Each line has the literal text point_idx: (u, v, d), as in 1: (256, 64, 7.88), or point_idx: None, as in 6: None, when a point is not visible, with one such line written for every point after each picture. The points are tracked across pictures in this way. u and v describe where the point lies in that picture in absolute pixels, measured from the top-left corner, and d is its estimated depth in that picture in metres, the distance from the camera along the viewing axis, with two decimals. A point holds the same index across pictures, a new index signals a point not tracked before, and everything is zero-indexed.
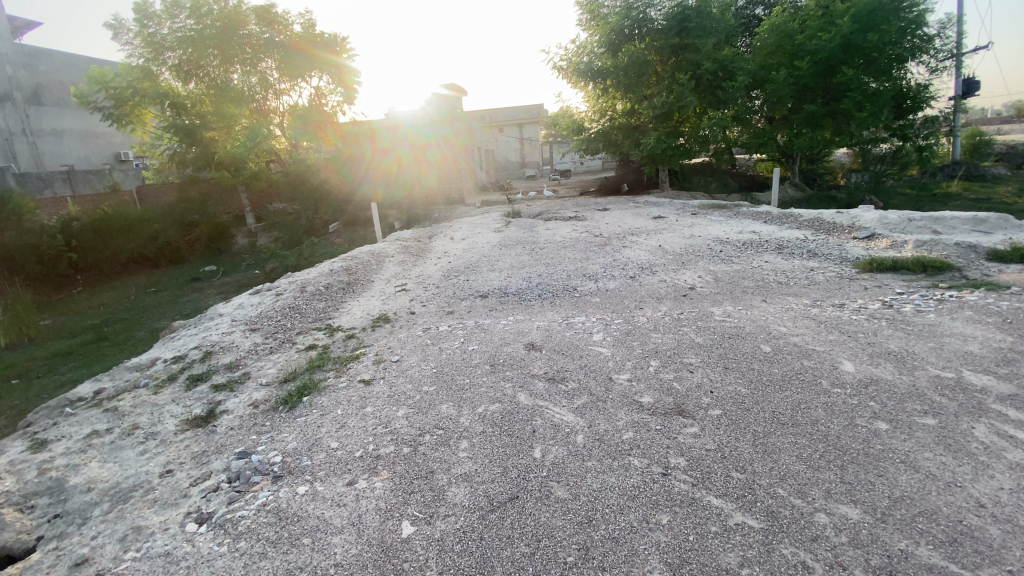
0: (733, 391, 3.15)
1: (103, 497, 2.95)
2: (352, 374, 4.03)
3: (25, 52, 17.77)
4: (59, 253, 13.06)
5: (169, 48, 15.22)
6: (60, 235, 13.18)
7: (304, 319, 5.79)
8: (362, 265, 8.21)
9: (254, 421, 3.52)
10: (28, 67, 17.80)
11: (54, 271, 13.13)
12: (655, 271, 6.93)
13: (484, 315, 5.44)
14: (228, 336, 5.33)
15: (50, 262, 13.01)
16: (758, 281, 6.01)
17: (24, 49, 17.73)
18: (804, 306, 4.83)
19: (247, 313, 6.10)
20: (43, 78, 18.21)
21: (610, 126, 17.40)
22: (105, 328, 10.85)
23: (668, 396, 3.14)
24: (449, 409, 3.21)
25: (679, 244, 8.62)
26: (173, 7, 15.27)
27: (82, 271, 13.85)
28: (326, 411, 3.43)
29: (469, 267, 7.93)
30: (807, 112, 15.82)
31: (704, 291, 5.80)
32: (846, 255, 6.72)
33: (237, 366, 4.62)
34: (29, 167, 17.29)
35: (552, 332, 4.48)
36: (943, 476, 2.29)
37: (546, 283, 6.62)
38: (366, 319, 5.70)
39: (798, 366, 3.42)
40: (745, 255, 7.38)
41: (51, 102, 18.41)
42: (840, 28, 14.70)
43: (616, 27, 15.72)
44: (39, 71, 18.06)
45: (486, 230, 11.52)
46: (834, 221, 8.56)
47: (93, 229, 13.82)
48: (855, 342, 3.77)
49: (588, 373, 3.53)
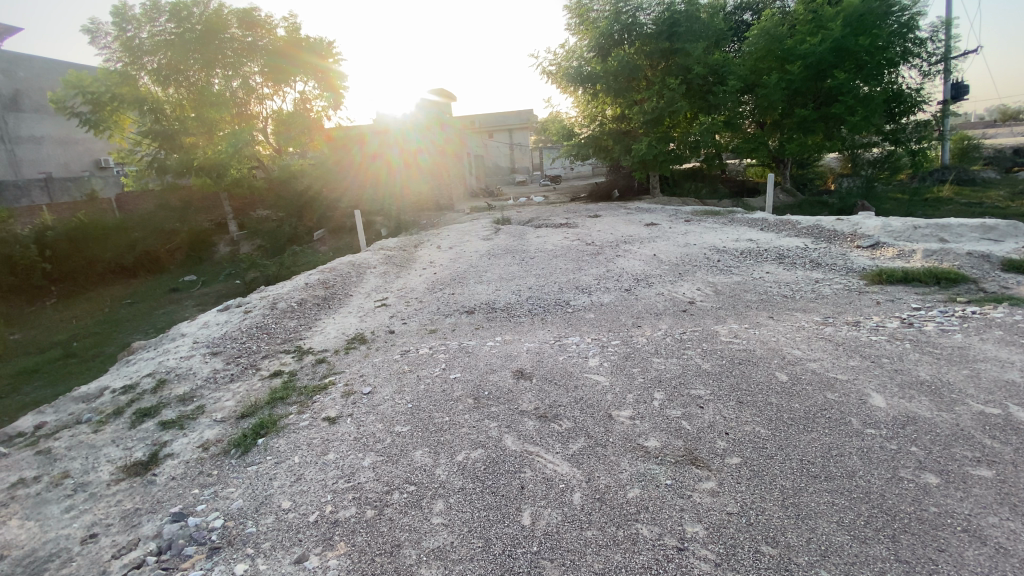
0: (750, 431, 2.73)
1: (12, 570, 2.48)
2: (317, 409, 3.58)
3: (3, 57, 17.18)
4: (32, 264, 12.40)
5: (148, 52, 14.64)
6: (34, 245, 12.55)
7: (273, 340, 5.31)
8: (341, 277, 7.74)
9: (200, 470, 3.09)
10: (7, 73, 17.16)
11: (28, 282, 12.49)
12: (652, 283, 6.53)
13: (469, 335, 4.99)
14: (186, 361, 4.85)
15: (24, 272, 12.36)
16: (761, 294, 5.64)
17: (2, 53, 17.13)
18: (816, 324, 4.44)
19: (211, 333, 5.61)
20: (22, 84, 17.58)
21: (601, 131, 17.06)
22: (74, 344, 10.25)
23: (678, 438, 2.71)
24: (424, 456, 2.78)
25: (675, 253, 8.24)
26: (152, 10, 14.69)
27: (57, 282, 13.19)
28: (281, 459, 2.98)
29: (455, 279, 7.49)
30: (799, 117, 15.62)
31: (705, 306, 5.39)
32: (853, 265, 6.36)
33: (191, 399, 4.14)
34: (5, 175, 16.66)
35: (543, 356, 4.05)
36: (1017, 552, 1.87)
37: (536, 297, 6.19)
38: (341, 339, 5.24)
39: (821, 400, 3.01)
40: (745, 265, 7.01)
41: (30, 109, 17.76)
42: (831, 32, 14.50)
43: (605, 31, 15.54)
44: (17, 77, 17.42)
45: (474, 238, 11.10)
46: (835, 229, 8.19)
47: (68, 239, 13.23)
48: (880, 369, 3.37)
49: (585, 409, 3.10)
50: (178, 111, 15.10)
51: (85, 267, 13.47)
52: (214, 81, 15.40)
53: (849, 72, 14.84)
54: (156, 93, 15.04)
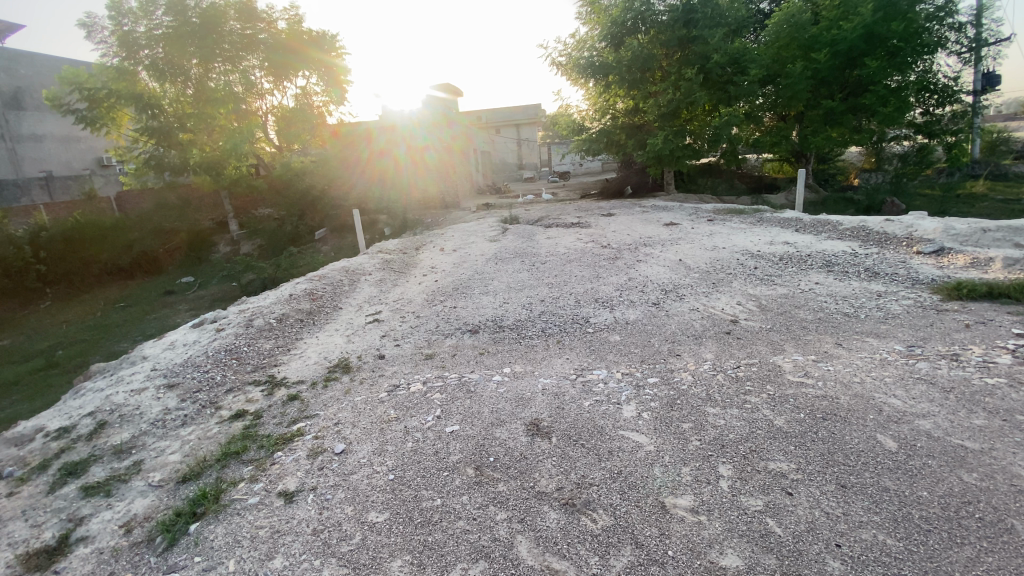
0: (872, 543, 1.91)
1: None
2: (273, 476, 2.77)
3: (4, 55, 16.55)
4: (26, 265, 11.73)
5: (146, 46, 13.82)
6: (28, 246, 11.85)
7: (241, 367, 4.50)
8: (332, 286, 6.95)
9: (110, 571, 2.33)
10: (9, 70, 16.58)
11: (20, 284, 11.77)
12: (682, 296, 5.68)
13: (472, 364, 4.16)
14: (136, 397, 4.08)
15: (17, 274, 11.65)
16: (818, 312, 4.80)
17: (3, 51, 16.51)
18: (899, 356, 3.58)
19: (174, 357, 4.84)
20: (24, 83, 16.95)
21: (613, 125, 16.11)
22: (58, 353, 9.54)
23: (770, 555, 1.89)
24: (407, 572, 1.99)
25: (703, 257, 7.36)
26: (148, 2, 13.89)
27: (52, 284, 12.50)
28: (212, 563, 2.20)
29: (458, 288, 6.68)
30: (825, 109, 14.62)
31: (752, 327, 4.54)
32: (919, 276, 5.47)
33: (129, 452, 3.38)
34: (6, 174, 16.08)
35: (562, 401, 3.20)
36: None
37: (551, 313, 5.37)
38: (321, 367, 4.44)
39: (958, 487, 2.18)
40: (789, 274, 6.14)
41: (32, 107, 17.13)
42: (862, 17, 13.51)
43: (618, 19, 14.56)
44: (19, 75, 16.80)
45: (480, 239, 10.25)
46: (885, 232, 7.28)
47: (62, 239, 12.55)
48: (1021, 435, 2.51)
49: (629, 491, 2.29)
50: (176, 108, 14.40)
51: (81, 268, 12.82)
52: (214, 76, 14.60)
53: (881, 60, 13.88)
54: (154, 89, 14.25)
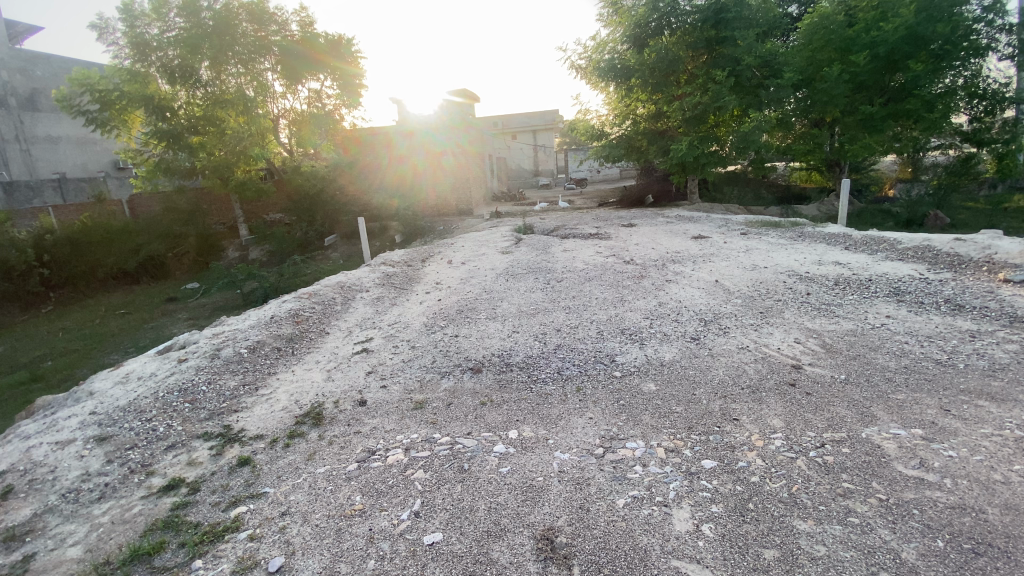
0: None
1: None
2: None
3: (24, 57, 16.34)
4: (29, 269, 11.18)
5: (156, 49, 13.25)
6: (32, 249, 11.25)
7: (193, 415, 3.71)
8: (321, 307, 6.17)
9: None
10: (26, 72, 16.31)
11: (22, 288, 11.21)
12: (726, 329, 4.78)
13: (469, 421, 3.30)
14: (57, 457, 3.32)
15: (19, 277, 11.10)
16: (899, 357, 3.88)
17: (22, 54, 16.27)
18: None
19: (120, 396, 4.09)
20: (40, 84, 16.63)
21: (634, 130, 15.24)
22: (45, 365, 8.84)
23: None
24: None
25: (743, 279, 6.46)
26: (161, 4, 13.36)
27: (57, 288, 11.96)
28: None
29: (462, 311, 5.85)
30: (864, 114, 13.58)
31: (821, 376, 3.65)
32: (1018, 313, 4.49)
33: (22, 543, 2.61)
34: (19, 175, 15.69)
35: (585, 496, 2.34)
36: None
37: (568, 348, 4.50)
38: (287, 417, 3.62)
39: None
40: (850, 302, 5.23)
41: (47, 109, 16.80)
42: (905, 18, 12.45)
43: (642, 20, 13.64)
44: (36, 76, 16.51)
45: (491, 251, 9.42)
46: (955, 253, 6.30)
47: (69, 242, 12.00)
48: None
49: None
50: (187, 111, 13.83)
51: (85, 272, 12.26)
52: (227, 80, 13.98)
53: (926, 63, 12.81)
54: (166, 92, 13.70)
